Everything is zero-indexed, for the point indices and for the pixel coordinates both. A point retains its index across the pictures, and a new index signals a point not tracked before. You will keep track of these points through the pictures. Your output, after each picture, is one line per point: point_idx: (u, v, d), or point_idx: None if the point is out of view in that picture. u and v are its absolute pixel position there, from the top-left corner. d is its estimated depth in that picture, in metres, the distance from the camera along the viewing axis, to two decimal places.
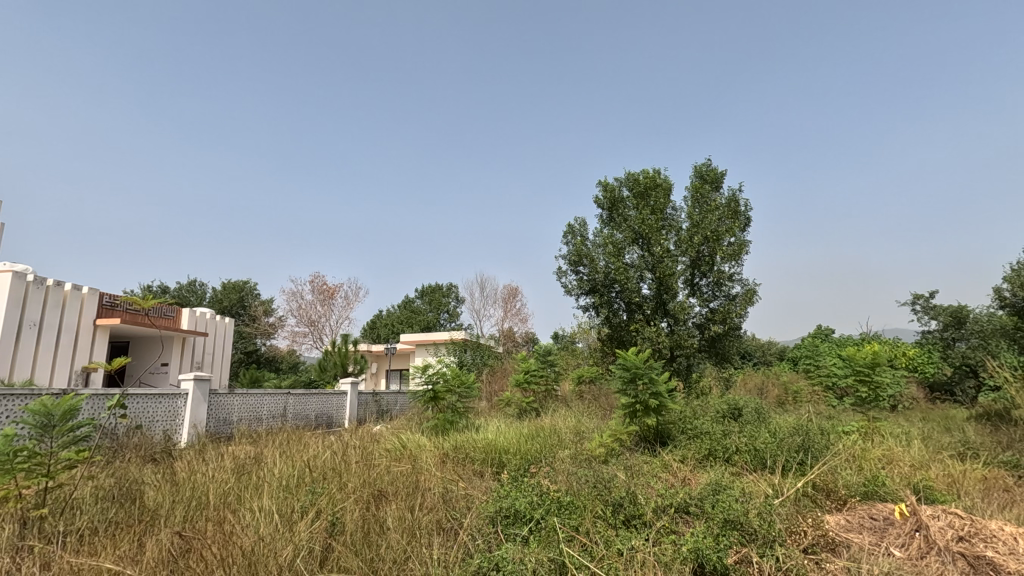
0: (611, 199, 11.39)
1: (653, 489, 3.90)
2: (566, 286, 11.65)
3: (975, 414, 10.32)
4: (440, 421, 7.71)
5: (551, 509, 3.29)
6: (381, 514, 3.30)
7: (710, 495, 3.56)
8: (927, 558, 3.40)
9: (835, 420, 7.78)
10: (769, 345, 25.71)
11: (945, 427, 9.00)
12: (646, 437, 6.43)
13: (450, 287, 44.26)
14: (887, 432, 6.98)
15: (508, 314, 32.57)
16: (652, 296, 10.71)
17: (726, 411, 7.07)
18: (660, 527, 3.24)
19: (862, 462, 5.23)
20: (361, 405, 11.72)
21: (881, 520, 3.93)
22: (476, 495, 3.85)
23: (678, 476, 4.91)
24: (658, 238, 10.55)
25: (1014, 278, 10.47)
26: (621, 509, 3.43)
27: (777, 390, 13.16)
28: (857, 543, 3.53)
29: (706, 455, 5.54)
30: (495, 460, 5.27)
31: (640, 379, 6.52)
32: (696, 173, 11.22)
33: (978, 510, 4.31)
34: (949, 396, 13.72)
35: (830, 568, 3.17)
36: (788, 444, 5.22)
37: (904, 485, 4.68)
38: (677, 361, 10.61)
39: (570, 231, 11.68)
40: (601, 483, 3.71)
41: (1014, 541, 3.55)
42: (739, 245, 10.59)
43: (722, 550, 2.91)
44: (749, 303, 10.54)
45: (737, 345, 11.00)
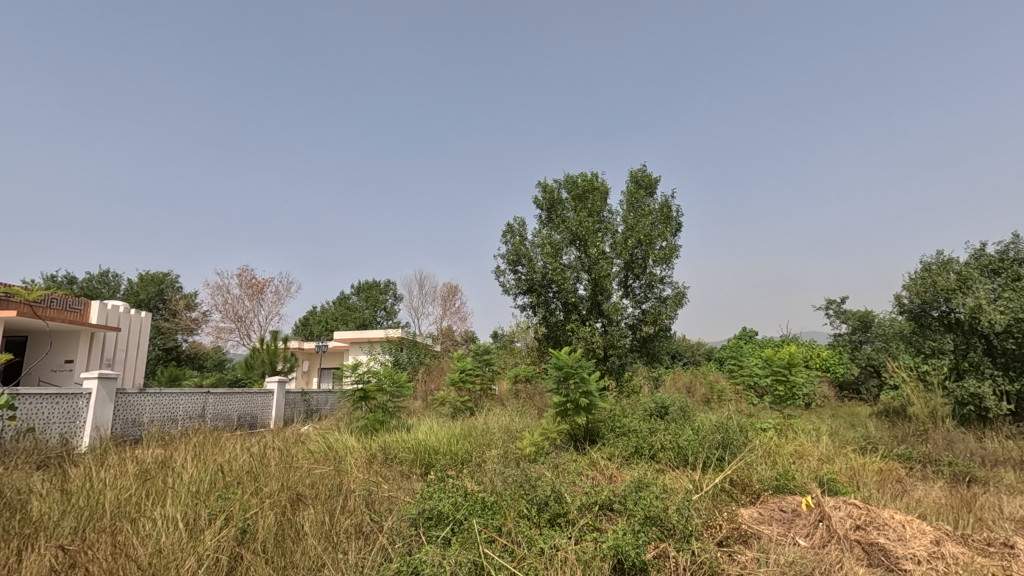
0: (550, 200, 11.52)
1: (579, 487, 3.97)
2: (504, 285, 11.70)
3: (877, 410, 11.24)
4: (369, 421, 7.52)
5: (475, 509, 3.27)
6: (298, 520, 3.15)
7: (633, 492, 3.65)
8: (828, 546, 3.64)
9: (755, 417, 8.21)
10: (698, 345, 26.89)
11: (850, 423, 9.74)
12: (576, 436, 6.52)
13: (388, 284, 43.51)
14: (799, 429, 7.44)
15: (447, 313, 32.32)
16: (588, 297, 10.92)
17: (654, 409, 7.28)
18: (583, 525, 3.29)
19: (776, 457, 5.55)
20: (289, 405, 11.25)
21: (789, 512, 4.17)
22: (400, 497, 3.77)
23: (605, 474, 5.01)
24: (595, 240, 10.77)
25: (912, 285, 10.57)
26: (546, 507, 3.45)
27: (704, 388, 13.80)
28: (768, 534, 3.72)
29: (633, 452, 5.66)
30: (424, 461, 5.19)
31: (571, 379, 6.60)
32: (632, 179, 11.54)
33: (874, 500, 4.68)
34: (856, 394, 14.91)
35: (742, 559, 3.32)
36: (709, 441, 5.45)
37: (812, 478, 5.00)
38: (610, 361, 10.86)
39: (509, 231, 11.71)
40: (527, 483, 3.73)
41: (904, 529, 3.86)
42: (670, 249, 10.97)
43: (641, 545, 2.98)
44: (678, 306, 10.95)
45: (666, 345, 11.41)
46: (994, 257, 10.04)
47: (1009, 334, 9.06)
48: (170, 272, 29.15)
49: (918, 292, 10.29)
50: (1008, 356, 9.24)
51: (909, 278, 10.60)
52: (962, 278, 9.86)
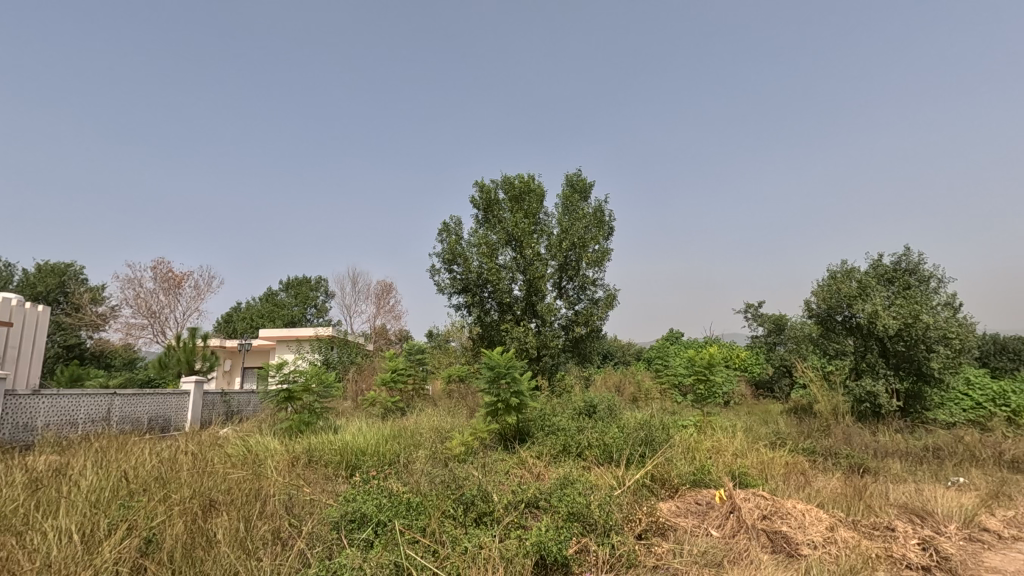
0: (486, 200, 11.54)
1: (505, 486, 4.02)
2: (439, 284, 11.62)
3: (787, 407, 12.08)
4: (294, 423, 7.25)
5: (400, 511, 3.24)
6: (209, 527, 3.00)
7: (558, 490, 3.74)
8: (737, 536, 3.88)
9: (678, 415, 8.61)
10: (628, 346, 27.81)
11: (763, 419, 10.42)
12: (506, 435, 6.57)
13: (319, 280, 42.08)
14: (717, 426, 7.87)
15: (380, 311, 31.65)
16: (522, 297, 11.05)
17: (583, 408, 7.47)
18: (509, 523, 3.34)
19: (694, 452, 5.84)
20: (206, 406, 10.62)
21: (704, 505, 4.42)
22: (322, 501, 3.67)
23: (533, 473, 5.09)
24: (530, 241, 10.90)
25: (819, 291, 11.43)
26: (472, 506, 3.48)
27: (632, 387, 14.31)
28: (683, 526, 3.93)
29: (561, 450, 5.77)
30: (350, 463, 5.08)
31: (502, 379, 6.64)
32: (567, 183, 11.79)
33: (779, 491, 5.04)
34: (769, 392, 16.04)
35: (658, 551, 3.48)
36: (633, 438, 5.67)
37: (725, 472, 5.31)
38: (543, 361, 11.03)
39: (445, 230, 11.64)
40: (454, 483, 3.74)
41: (804, 516, 4.18)
42: (602, 252, 11.29)
43: (563, 541, 3.06)
44: (609, 307, 11.29)
45: (596, 346, 11.72)
46: (889, 267, 11.05)
47: (900, 337, 10.01)
48: (73, 263, 26.79)
49: (825, 298, 11.13)
50: (900, 357, 10.20)
51: (818, 285, 11.43)
52: (862, 286, 10.78)
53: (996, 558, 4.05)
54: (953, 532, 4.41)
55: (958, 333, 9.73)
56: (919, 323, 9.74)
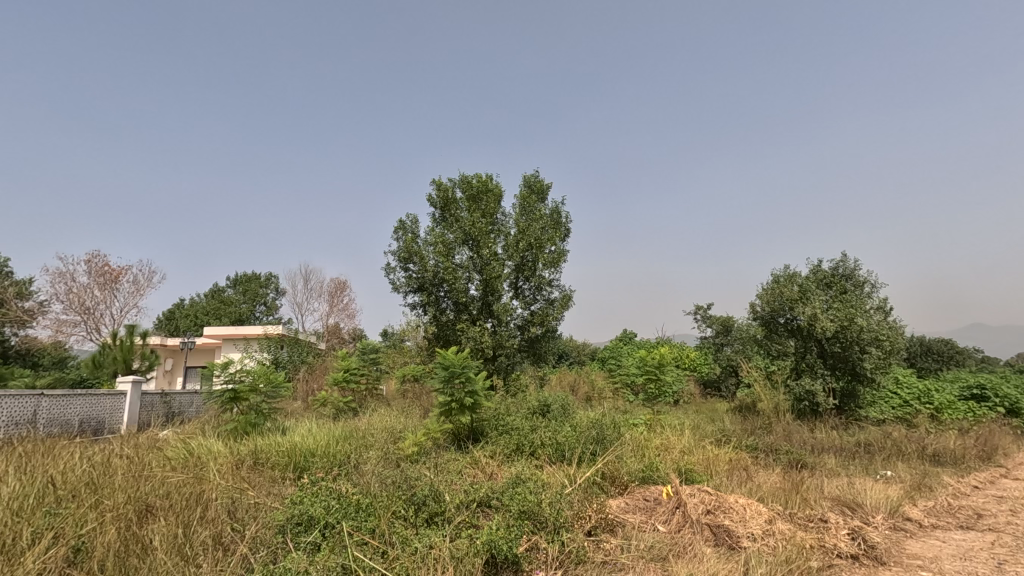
0: (444, 198, 11.49)
1: (458, 485, 4.01)
2: (394, 282, 11.49)
3: (733, 405, 12.55)
4: (239, 424, 7.00)
5: (349, 512, 3.19)
6: (145, 533, 2.87)
7: (510, 489, 3.77)
8: (683, 530, 4.02)
9: (630, 414, 8.80)
10: (583, 346, 28.21)
11: (710, 417, 10.79)
12: (460, 435, 6.56)
13: (269, 277, 40.77)
14: (667, 424, 8.10)
15: (333, 309, 30.94)
16: (478, 297, 11.04)
17: (537, 408, 7.53)
18: (460, 522, 3.34)
19: (644, 450, 5.99)
20: (145, 408, 10.11)
21: (651, 501, 4.55)
22: (267, 504, 3.57)
23: (486, 472, 5.10)
24: (487, 241, 10.91)
25: (764, 294, 11.91)
26: (423, 507, 3.46)
27: (586, 387, 14.52)
28: (631, 522, 4.03)
29: (514, 449, 5.81)
30: (299, 465, 4.95)
31: (456, 378, 6.62)
32: (525, 184, 11.86)
33: (723, 487, 5.24)
34: (716, 391, 16.60)
35: (607, 547, 3.55)
36: (585, 437, 5.76)
37: (673, 468, 5.48)
38: (498, 361, 11.05)
39: (401, 228, 11.50)
40: (405, 483, 3.71)
41: (745, 510, 4.36)
42: (559, 253, 11.42)
43: (514, 539, 3.08)
44: (564, 308, 11.43)
45: (551, 346, 11.84)
46: (827, 272, 11.64)
47: (837, 338, 10.57)
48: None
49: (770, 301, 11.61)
50: (836, 358, 10.77)
51: (762, 288, 11.89)
52: (803, 290, 11.31)
53: (917, 545, 4.34)
54: (879, 522, 4.70)
55: (888, 335, 10.36)
56: (854, 325, 10.32)
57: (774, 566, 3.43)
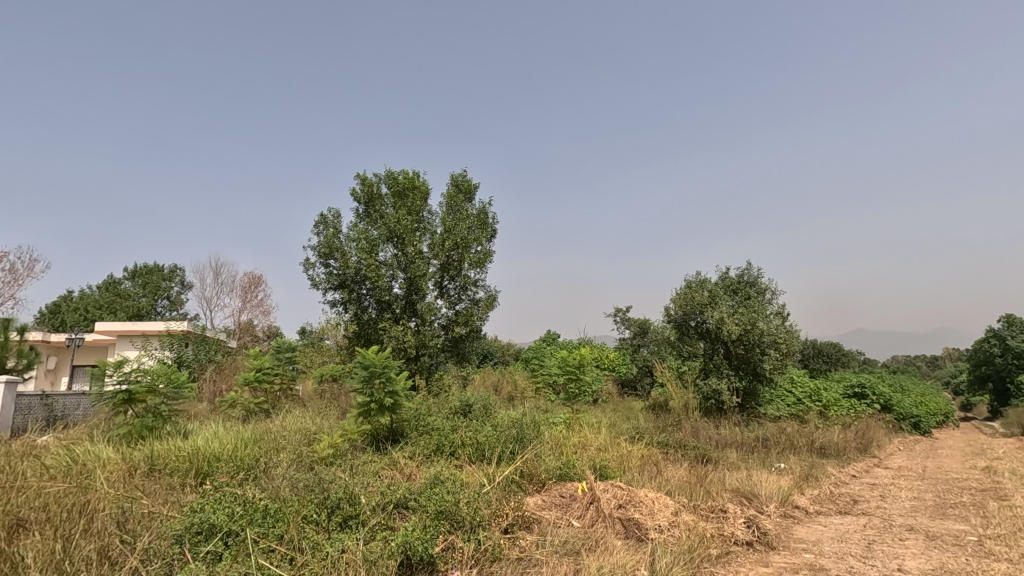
0: (368, 193, 11.21)
1: (374, 487, 3.94)
2: (313, 278, 11.07)
3: (647, 404, 13.15)
4: (134, 428, 6.46)
5: (255, 518, 3.04)
6: (14, 550, 2.58)
7: (428, 489, 3.75)
8: (596, 525, 4.16)
9: (550, 413, 9.00)
10: (507, 346, 28.47)
11: (626, 416, 11.24)
12: (378, 436, 6.41)
13: (174, 269, 37.87)
14: (585, 423, 8.35)
15: (246, 305, 29.24)
16: (402, 295, 10.85)
17: (459, 407, 7.51)
18: (375, 525, 3.28)
19: (562, 448, 6.14)
20: (20, 412, 9.08)
21: (567, 497, 4.67)
22: (163, 513, 3.32)
23: (404, 473, 5.03)
24: (412, 239, 10.75)
25: (678, 298, 12.56)
26: (337, 510, 3.37)
27: (509, 387, 14.66)
28: (547, 518, 4.12)
29: (434, 450, 5.76)
30: (201, 472, 4.65)
31: (376, 378, 6.47)
32: (452, 183, 11.81)
33: (635, 481, 5.49)
34: (632, 390, 17.32)
35: (522, 543, 3.62)
36: (505, 436, 5.83)
37: (589, 465, 5.67)
38: (421, 360, 10.91)
39: (322, 222, 11.09)
40: (318, 486, 3.59)
41: (654, 504, 4.58)
42: (484, 253, 11.46)
43: (430, 540, 3.06)
44: (489, 308, 11.48)
45: (475, 345, 11.85)
46: (734, 279, 12.48)
47: (740, 341, 11.36)
48: None
49: (683, 304, 12.17)
50: (740, 359, 11.57)
51: (676, 293, 12.46)
52: (713, 296, 12.03)
53: (803, 530, 4.77)
54: (772, 510, 5.11)
55: (784, 339, 11.28)
56: (755, 329, 11.14)
57: (678, 555, 3.64)
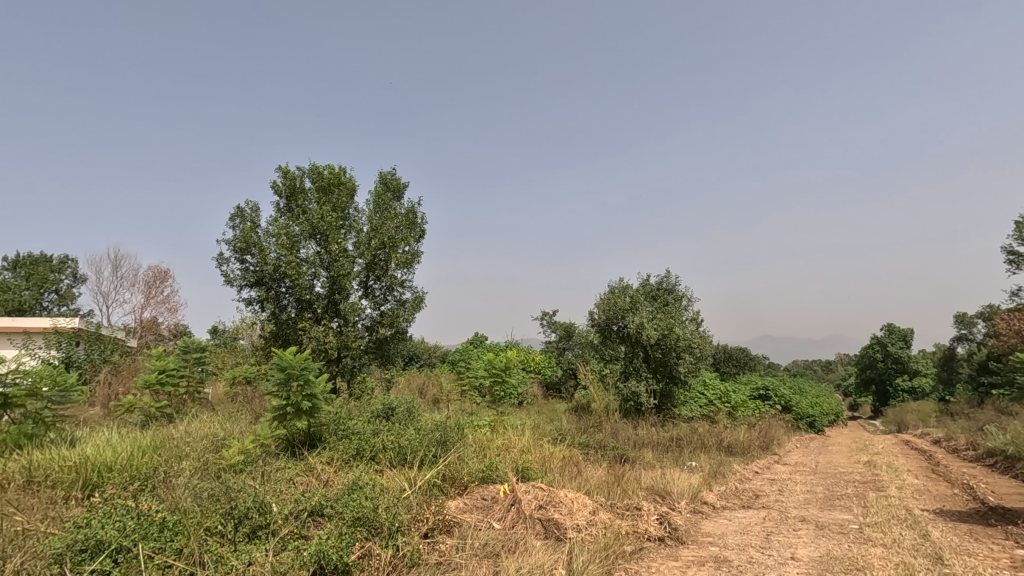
0: (290, 187, 10.73)
1: (287, 495, 3.75)
2: (227, 275, 10.45)
3: (570, 406, 13.45)
4: (9, 437, 5.77)
5: (149, 532, 2.81)
6: None
7: (345, 495, 3.63)
8: (516, 526, 4.20)
9: (475, 416, 9.00)
10: (434, 348, 28.17)
11: (549, 418, 11.44)
12: (294, 441, 6.13)
13: (65, 260, 34.39)
14: (509, 425, 8.42)
15: (149, 301, 27.06)
16: (324, 295, 10.46)
17: (381, 411, 7.34)
18: (287, 534, 3.13)
19: (485, 450, 6.16)
20: None
21: (488, 499, 4.69)
22: (41, 531, 3.00)
23: (320, 480, 4.83)
24: (336, 236, 10.38)
25: (601, 302, 12.95)
26: (245, 520, 3.18)
27: (435, 389, 14.51)
28: (468, 521, 4.11)
29: (354, 454, 5.59)
30: (90, 483, 4.24)
31: (293, 381, 6.19)
32: (380, 180, 11.55)
33: (555, 482, 5.60)
34: (557, 392, 17.68)
35: (442, 548, 3.59)
36: (428, 439, 5.75)
37: (511, 467, 5.72)
38: (343, 362, 10.55)
39: (239, 215, 10.48)
40: (224, 496, 3.38)
41: (573, 503, 4.69)
42: (412, 254, 11.29)
43: (345, 547, 2.97)
44: (415, 310, 11.32)
45: (400, 347, 11.63)
46: (654, 286, 13.06)
47: (659, 345, 11.90)
48: None
49: (606, 308, 12.57)
50: (657, 363, 12.11)
51: (600, 298, 12.84)
52: (634, 301, 12.52)
53: (710, 524, 5.06)
54: (682, 506, 5.38)
55: (698, 344, 11.95)
56: (672, 334, 11.72)
57: (595, 553, 3.75)
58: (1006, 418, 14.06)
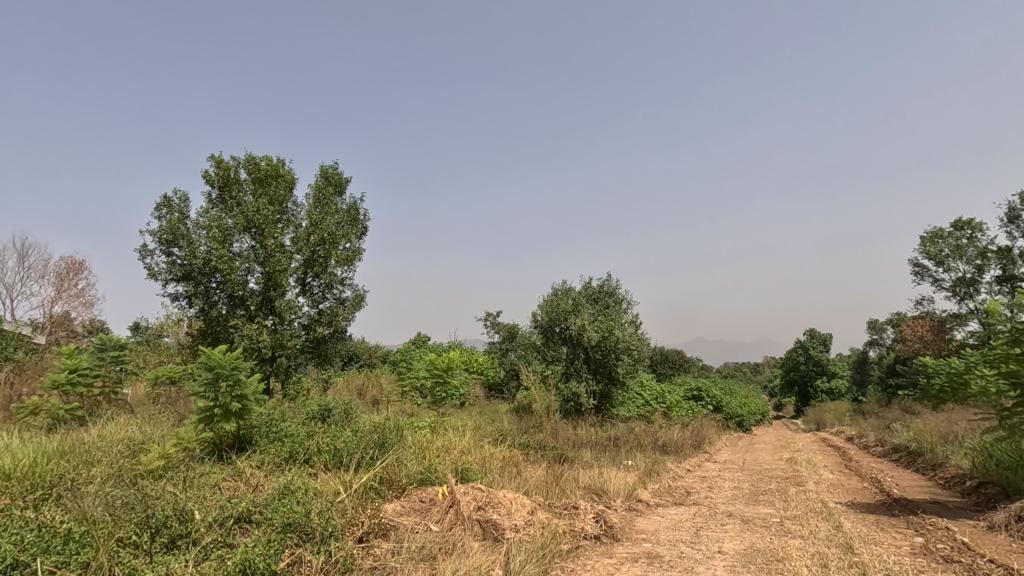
0: (223, 177, 10.22)
1: (211, 501, 3.56)
2: (151, 267, 9.82)
3: (512, 406, 13.49)
4: None
5: (51, 545, 2.59)
6: None
7: (275, 501, 3.49)
8: (454, 528, 4.16)
9: (414, 417, 8.86)
10: (375, 349, 27.58)
11: (490, 418, 11.46)
12: (221, 445, 5.82)
13: None
14: (450, 426, 8.35)
15: (61, 295, 25.02)
16: (258, 291, 10.01)
17: (316, 412, 7.09)
18: (210, 542, 2.97)
19: (425, 452, 6.07)
20: None
21: (426, 502, 4.62)
22: None
23: (249, 484, 4.61)
24: (273, 231, 9.96)
25: (544, 304, 13.07)
26: (163, 530, 2.99)
27: (375, 390, 14.21)
28: (405, 525, 4.04)
29: (286, 458, 5.38)
30: None
31: (222, 381, 5.87)
32: (321, 174, 11.19)
33: (494, 483, 5.60)
34: (499, 393, 17.72)
35: (378, 552, 3.50)
36: (365, 442, 5.61)
37: (450, 469, 5.67)
38: (277, 362, 10.13)
39: (165, 204, 9.87)
40: (140, 504, 3.16)
41: (510, 504, 4.69)
42: (353, 251, 11.01)
43: (273, 554, 2.85)
44: (355, 309, 11.03)
45: (339, 347, 11.30)
46: (596, 289, 13.34)
47: (599, 346, 12.17)
48: None
49: (549, 310, 12.69)
50: (597, 364, 12.38)
51: (543, 300, 12.96)
52: (576, 304, 12.73)
53: (643, 521, 5.20)
54: (618, 505, 5.51)
55: (636, 346, 12.32)
56: (612, 336, 12.01)
57: (532, 553, 3.76)
58: (910, 417, 15.30)
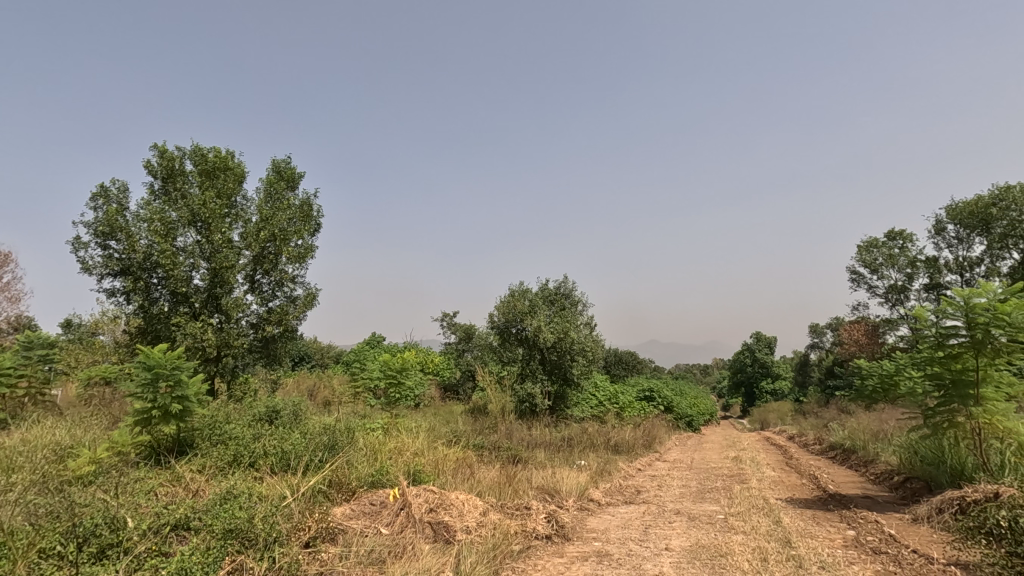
0: (167, 168, 9.77)
1: (146, 508, 3.38)
2: (86, 261, 9.28)
3: (467, 407, 13.44)
4: None
5: None
6: None
7: (216, 506, 3.35)
8: (404, 531, 4.10)
9: (366, 419, 8.70)
10: (327, 348, 26.93)
11: (444, 420, 11.37)
12: (159, 449, 5.54)
13: None
14: (403, 427, 8.24)
15: None
16: (204, 288, 9.59)
17: (263, 414, 6.86)
18: (144, 552, 2.82)
19: (376, 454, 5.97)
20: None
21: (377, 504, 4.53)
22: None
23: (188, 489, 4.41)
24: (220, 225, 9.56)
25: (501, 305, 13.06)
26: (92, 539, 2.81)
27: (326, 391, 13.87)
28: (353, 528, 3.95)
29: (230, 461, 5.17)
30: None
31: (161, 381, 5.59)
32: (272, 168, 10.84)
33: (447, 484, 5.56)
34: (454, 393, 17.64)
35: (325, 557, 3.41)
36: (314, 444, 5.46)
37: (402, 471, 5.58)
38: (222, 362, 9.74)
39: (102, 195, 9.33)
40: (66, 512, 2.97)
41: (463, 506, 4.66)
42: (305, 248, 10.71)
43: (212, 562, 2.73)
44: (307, 308, 10.74)
45: (289, 347, 10.96)
46: (552, 291, 13.45)
47: (554, 348, 12.28)
48: None
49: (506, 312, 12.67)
50: (552, 365, 12.48)
51: (500, 301, 12.94)
52: (532, 305, 12.79)
53: (594, 520, 5.27)
54: (570, 504, 5.57)
55: (590, 347, 12.52)
56: (567, 337, 12.15)
57: (482, 554, 3.75)
58: (845, 416, 16.13)
